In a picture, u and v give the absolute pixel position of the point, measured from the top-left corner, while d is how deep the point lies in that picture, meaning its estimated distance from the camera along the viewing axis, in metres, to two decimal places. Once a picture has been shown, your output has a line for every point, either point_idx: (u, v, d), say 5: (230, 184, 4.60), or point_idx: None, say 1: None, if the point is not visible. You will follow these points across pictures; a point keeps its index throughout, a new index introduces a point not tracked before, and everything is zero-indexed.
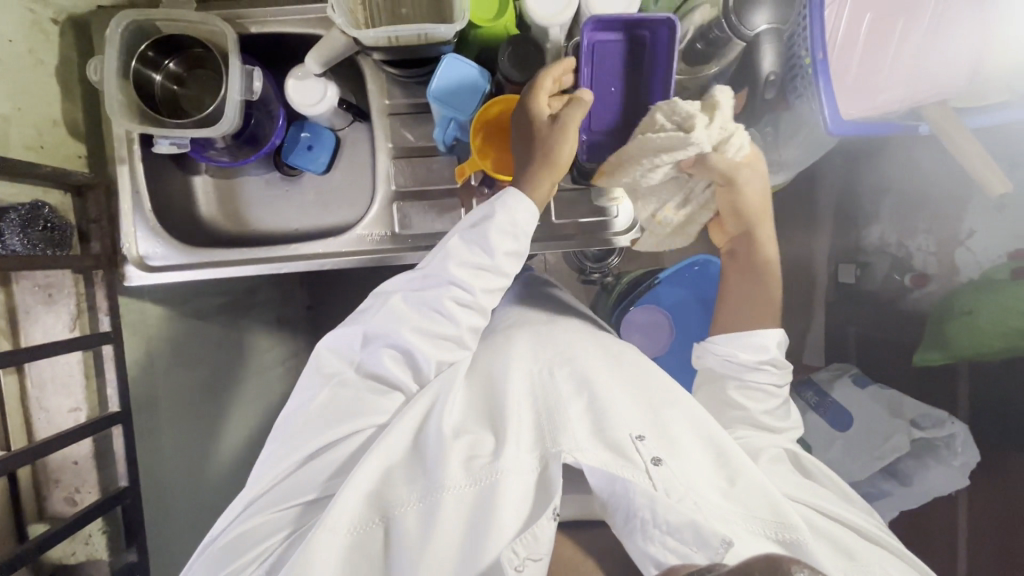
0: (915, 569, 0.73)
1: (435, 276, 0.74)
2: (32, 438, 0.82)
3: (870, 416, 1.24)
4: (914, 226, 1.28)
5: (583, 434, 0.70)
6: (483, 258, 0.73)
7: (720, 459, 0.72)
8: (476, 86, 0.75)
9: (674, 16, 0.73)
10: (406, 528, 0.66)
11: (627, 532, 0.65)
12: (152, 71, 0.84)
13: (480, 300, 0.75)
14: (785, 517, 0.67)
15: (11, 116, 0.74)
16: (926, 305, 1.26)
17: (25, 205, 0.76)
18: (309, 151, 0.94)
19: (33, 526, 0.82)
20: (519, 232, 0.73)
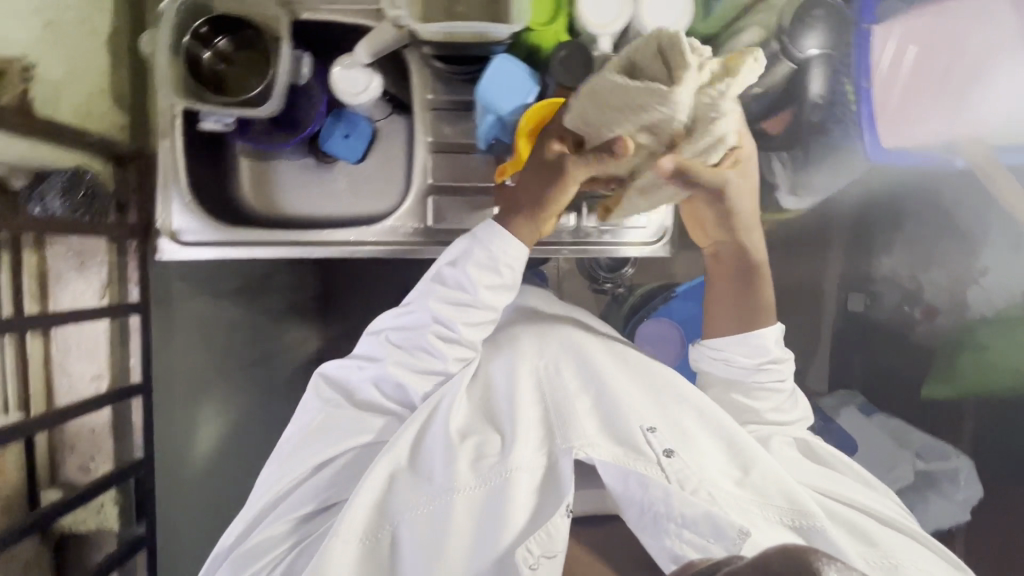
0: (939, 553, 0.74)
1: (418, 312, 0.75)
2: (50, 402, 0.82)
3: (877, 445, 1.23)
4: (927, 261, 1.28)
5: (595, 428, 0.71)
6: (463, 294, 0.73)
7: (730, 450, 0.74)
8: (524, 87, 0.76)
9: None
10: (418, 532, 0.66)
11: (641, 524, 0.67)
12: (202, 49, 0.84)
13: (468, 331, 0.74)
14: (799, 503, 0.69)
15: (64, 82, 0.75)
16: (934, 338, 1.26)
17: (68, 170, 0.78)
18: (345, 140, 0.94)
19: (46, 491, 0.82)
20: (505, 265, 0.72)
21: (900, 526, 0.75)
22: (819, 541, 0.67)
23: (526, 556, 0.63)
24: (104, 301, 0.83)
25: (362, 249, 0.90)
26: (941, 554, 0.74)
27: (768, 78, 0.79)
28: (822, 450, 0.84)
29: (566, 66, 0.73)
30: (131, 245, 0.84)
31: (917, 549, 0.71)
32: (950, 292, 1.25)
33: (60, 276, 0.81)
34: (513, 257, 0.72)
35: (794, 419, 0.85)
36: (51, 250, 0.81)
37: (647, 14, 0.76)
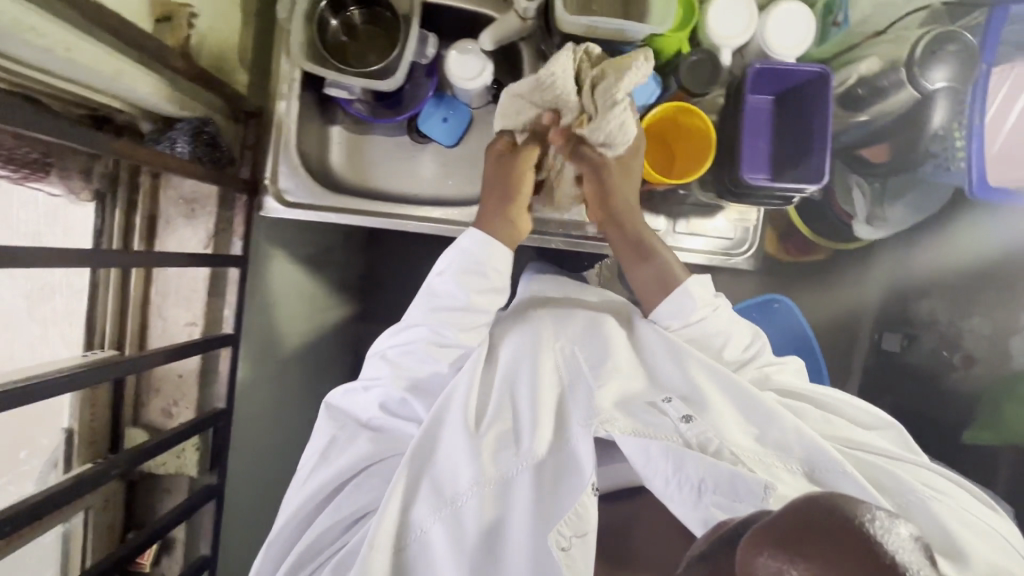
0: (973, 492, 0.69)
1: (416, 325, 0.76)
2: (143, 341, 0.85)
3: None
4: (969, 308, 1.24)
5: (613, 403, 0.67)
6: (456, 298, 0.74)
7: (747, 410, 0.69)
8: (647, 88, 0.79)
9: (829, 69, 0.74)
10: (450, 533, 0.64)
11: (667, 496, 0.59)
12: (330, 17, 0.86)
13: (462, 334, 0.75)
14: (815, 446, 0.64)
15: (207, 34, 0.78)
16: (972, 385, 1.21)
17: (195, 118, 0.78)
18: (444, 123, 0.95)
19: (128, 430, 0.84)
20: (491, 271, 0.75)
21: (909, 458, 0.70)
22: (847, 486, 0.61)
23: (557, 538, 0.58)
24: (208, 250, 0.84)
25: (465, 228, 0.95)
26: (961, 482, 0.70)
27: (880, 106, 0.81)
28: (820, 392, 0.78)
29: (693, 72, 0.76)
30: (240, 199, 0.85)
31: (933, 481, 0.67)
32: (992, 339, 1.22)
33: (170, 221, 0.84)
34: (495, 253, 0.74)
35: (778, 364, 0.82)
36: (164, 196, 0.84)
37: (771, 32, 0.78)
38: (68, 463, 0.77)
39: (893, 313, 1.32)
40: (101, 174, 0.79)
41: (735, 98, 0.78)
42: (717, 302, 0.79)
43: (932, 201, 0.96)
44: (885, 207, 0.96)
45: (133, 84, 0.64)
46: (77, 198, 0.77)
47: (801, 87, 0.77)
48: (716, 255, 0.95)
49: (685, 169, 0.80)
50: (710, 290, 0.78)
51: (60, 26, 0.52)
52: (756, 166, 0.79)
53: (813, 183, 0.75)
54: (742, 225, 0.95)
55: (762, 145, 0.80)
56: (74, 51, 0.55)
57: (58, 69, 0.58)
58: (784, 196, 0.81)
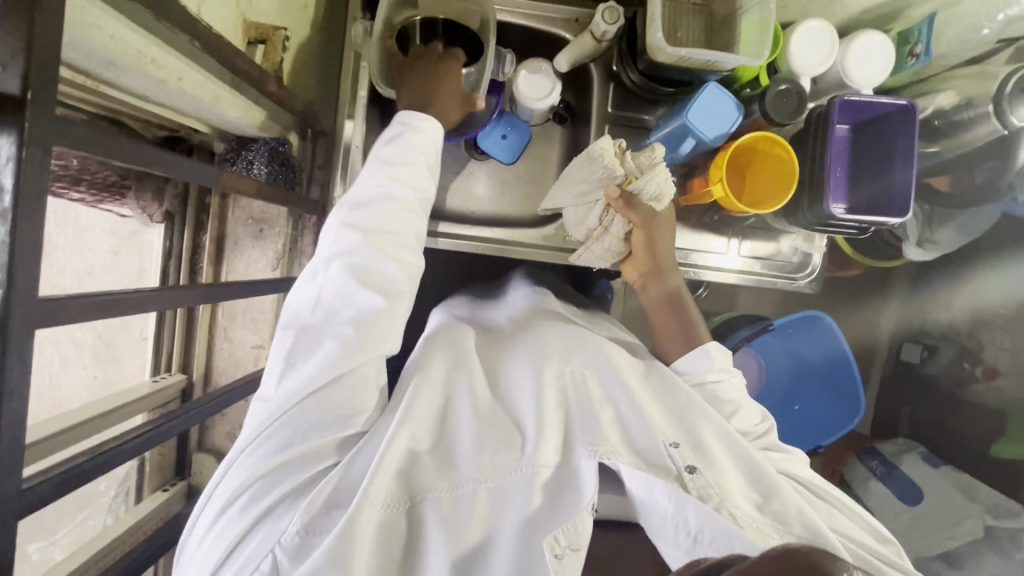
0: None
1: (369, 195, 0.64)
2: (210, 362, 0.85)
3: (942, 494, 1.15)
4: (992, 321, 1.19)
5: (619, 438, 0.60)
6: (407, 166, 0.66)
7: (752, 475, 0.61)
8: (731, 118, 0.76)
9: (913, 103, 0.74)
10: (435, 519, 0.54)
11: (660, 532, 0.57)
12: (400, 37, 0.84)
13: (414, 195, 0.66)
14: (820, 532, 0.56)
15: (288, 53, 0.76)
16: (994, 400, 1.17)
17: (271, 140, 0.78)
18: (501, 140, 0.91)
19: (195, 455, 0.84)
20: (422, 153, 0.67)
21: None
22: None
23: (552, 545, 0.52)
24: (277, 272, 0.83)
25: (538, 254, 0.92)
26: None
27: (954, 139, 0.81)
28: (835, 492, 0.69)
29: (779, 102, 0.75)
30: (310, 220, 0.84)
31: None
32: (1012, 354, 1.16)
33: (238, 242, 0.83)
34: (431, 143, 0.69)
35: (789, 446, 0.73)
36: (232, 216, 0.83)
37: (853, 64, 0.77)
38: (139, 493, 0.79)
39: (913, 325, 1.36)
40: (173, 195, 0.78)
41: (818, 126, 0.78)
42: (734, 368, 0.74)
43: (980, 222, 0.97)
44: (933, 230, 0.98)
45: (227, 110, 0.62)
46: (149, 218, 0.77)
47: (882, 119, 0.77)
48: (780, 279, 0.95)
49: (764, 200, 0.80)
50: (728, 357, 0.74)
51: (179, 61, 0.51)
52: (837, 195, 0.79)
53: (895, 216, 0.76)
54: (805, 251, 0.95)
55: (839, 175, 0.80)
56: (185, 82, 0.54)
57: (159, 97, 0.57)
58: (860, 227, 0.81)
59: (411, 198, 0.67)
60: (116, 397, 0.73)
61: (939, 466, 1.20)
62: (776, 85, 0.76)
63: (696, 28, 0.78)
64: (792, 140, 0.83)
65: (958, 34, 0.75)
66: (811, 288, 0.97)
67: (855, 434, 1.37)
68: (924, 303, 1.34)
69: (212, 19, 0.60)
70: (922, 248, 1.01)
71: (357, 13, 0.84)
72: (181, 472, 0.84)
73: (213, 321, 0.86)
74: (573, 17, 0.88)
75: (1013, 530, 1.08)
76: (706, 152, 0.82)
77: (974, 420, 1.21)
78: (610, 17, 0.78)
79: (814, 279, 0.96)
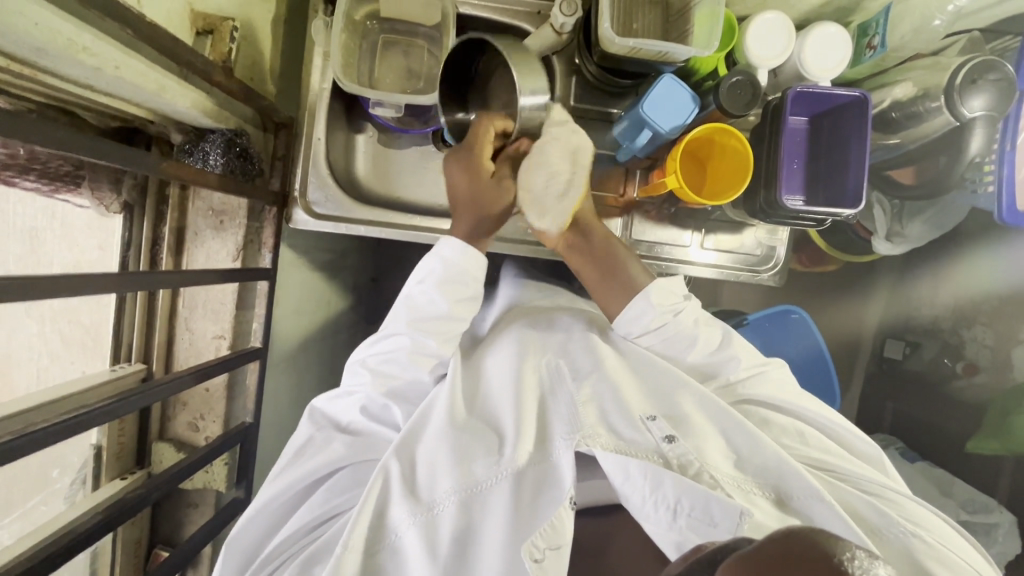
0: (948, 523, 0.64)
1: (395, 334, 0.71)
2: (173, 352, 0.87)
3: (917, 488, 1.15)
4: (973, 317, 1.18)
5: (598, 420, 0.63)
6: (436, 309, 0.69)
7: (731, 435, 0.64)
8: (686, 110, 0.75)
9: (867, 94, 0.75)
10: (416, 542, 0.58)
11: (641, 514, 0.56)
12: (360, 35, 0.87)
13: (442, 345, 0.70)
14: (795, 479, 0.59)
15: (242, 46, 0.77)
16: (972, 397, 1.16)
17: (227, 130, 0.77)
18: None
19: (156, 444, 0.87)
20: (473, 277, 0.70)
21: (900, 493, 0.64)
22: (819, 512, 0.58)
23: (531, 550, 0.53)
24: (236, 262, 0.84)
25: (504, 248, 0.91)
26: (943, 518, 0.64)
27: (911, 130, 0.82)
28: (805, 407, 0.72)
29: (733, 95, 0.75)
30: (271, 211, 0.85)
31: (908, 512, 0.61)
32: (993, 350, 1.14)
33: (198, 233, 0.85)
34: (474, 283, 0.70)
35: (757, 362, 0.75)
36: (192, 207, 0.84)
37: (810, 56, 0.77)
38: (97, 480, 0.81)
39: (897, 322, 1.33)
40: (130, 187, 0.80)
41: (775, 118, 0.78)
42: (678, 304, 0.73)
43: (951, 217, 0.95)
44: (904, 224, 0.97)
45: (175, 100, 0.64)
46: (107, 210, 0.79)
47: (838, 113, 0.78)
48: (743, 271, 0.95)
49: (720, 191, 0.80)
50: (674, 293, 0.74)
51: (105, 44, 0.53)
52: (790, 190, 0.81)
53: (848, 207, 0.76)
54: (769, 244, 0.95)
55: (795, 170, 0.82)
56: (123, 70, 0.56)
57: (100, 84, 0.58)
58: (818, 219, 0.81)
59: (442, 346, 0.70)
60: (75, 383, 0.75)
61: (915, 462, 1.20)
62: (730, 77, 0.75)
63: (654, 22, 0.79)
64: (751, 134, 0.83)
65: (913, 24, 0.74)
66: (775, 281, 0.97)
67: None
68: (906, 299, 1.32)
69: (158, 13, 0.61)
70: (895, 244, 0.99)
71: (317, 5, 0.85)
72: (142, 461, 0.87)
73: (174, 312, 0.88)
74: (535, 10, 0.88)
75: (988, 524, 1.09)
76: (665, 144, 0.81)
77: (951, 416, 1.20)
78: (568, 9, 0.78)
79: (776, 273, 0.97)
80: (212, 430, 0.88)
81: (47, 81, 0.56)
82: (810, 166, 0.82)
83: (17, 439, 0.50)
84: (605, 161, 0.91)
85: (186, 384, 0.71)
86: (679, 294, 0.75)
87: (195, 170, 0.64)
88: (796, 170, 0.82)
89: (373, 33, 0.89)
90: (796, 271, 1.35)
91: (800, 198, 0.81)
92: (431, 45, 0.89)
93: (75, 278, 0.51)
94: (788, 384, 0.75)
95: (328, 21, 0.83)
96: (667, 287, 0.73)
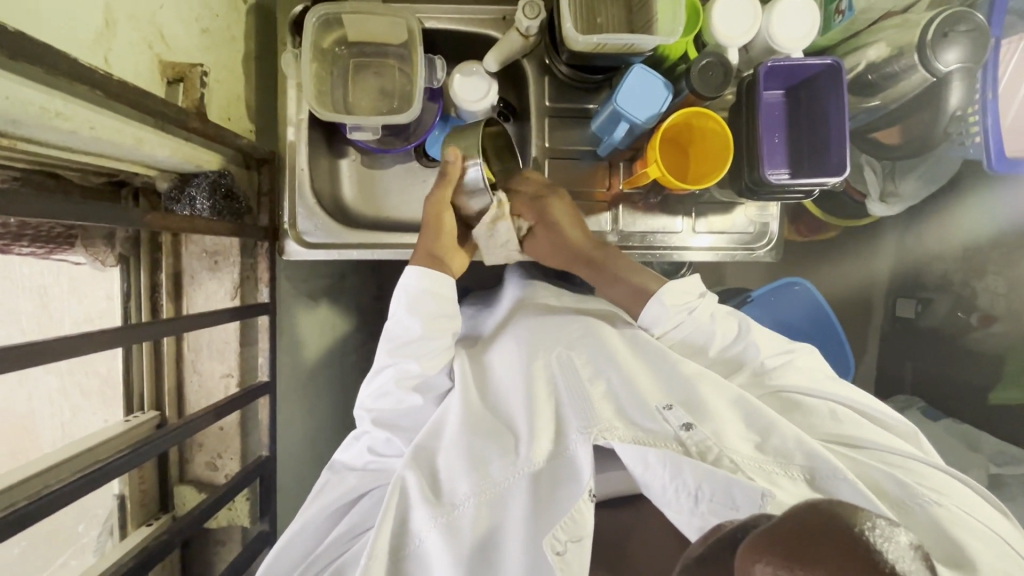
0: (983, 497, 0.63)
1: (379, 367, 0.74)
2: (183, 394, 0.90)
3: (945, 447, 1.14)
4: (983, 266, 1.15)
5: (614, 413, 0.62)
6: (406, 332, 0.72)
7: (747, 417, 0.63)
8: (660, 98, 0.75)
9: (840, 60, 0.75)
10: (440, 544, 0.58)
11: (664, 501, 0.56)
12: (331, 62, 0.88)
13: (424, 365, 0.71)
14: (817, 452, 0.58)
15: (215, 85, 0.78)
16: (989, 347, 1.14)
17: (212, 172, 0.78)
18: None
19: (177, 487, 0.89)
20: (440, 297, 0.73)
21: (926, 465, 0.63)
22: (843, 491, 0.56)
23: (552, 544, 0.54)
24: (235, 301, 0.86)
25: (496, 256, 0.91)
26: (976, 489, 0.64)
27: (891, 90, 0.81)
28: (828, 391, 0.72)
29: (704, 77, 0.75)
30: (263, 246, 0.86)
31: (929, 480, 0.61)
32: (1007, 298, 1.11)
33: (195, 276, 0.86)
34: (442, 300, 0.73)
35: (786, 352, 0.76)
36: (186, 251, 0.86)
37: (778, 30, 0.77)
38: (123, 529, 0.83)
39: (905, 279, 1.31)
40: (124, 239, 0.81)
41: (750, 96, 0.78)
42: (695, 302, 0.76)
43: (943, 171, 0.94)
44: (896, 182, 0.97)
45: (153, 151, 0.65)
46: (102, 264, 0.80)
47: (812, 82, 0.78)
48: (738, 251, 0.95)
49: (704, 174, 0.80)
50: (685, 292, 0.76)
51: (76, 105, 0.54)
52: (774, 164, 0.80)
53: (833, 175, 0.76)
54: (761, 220, 0.95)
55: (776, 143, 0.81)
56: (97, 129, 0.57)
57: (78, 144, 0.59)
58: (805, 191, 0.81)
59: (423, 366, 0.72)
60: (92, 437, 0.77)
61: (939, 419, 1.19)
62: (699, 60, 0.75)
63: (618, 13, 0.79)
64: (728, 114, 0.83)
65: None
66: (772, 257, 0.96)
67: None
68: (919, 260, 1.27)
69: (126, 69, 0.61)
70: (891, 204, 0.98)
71: (285, 38, 0.86)
72: (165, 506, 0.88)
73: (180, 357, 0.89)
74: (499, 16, 0.89)
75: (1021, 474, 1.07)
76: (643, 135, 0.81)
77: (969, 367, 1.19)
78: (531, 12, 0.79)
79: (772, 248, 0.96)
80: (232, 467, 0.90)
81: (24, 148, 0.57)
82: (791, 140, 0.81)
83: (35, 501, 0.51)
84: (588, 156, 0.91)
85: (198, 427, 0.72)
86: (693, 292, 0.77)
87: (183, 219, 0.65)
88: (778, 144, 0.81)
89: (344, 59, 0.90)
90: (795, 242, 1.34)
91: (785, 173, 0.80)
92: (402, 63, 0.90)
93: (69, 340, 0.51)
94: (819, 371, 0.75)
95: (297, 54, 0.84)
96: (679, 288, 0.77)
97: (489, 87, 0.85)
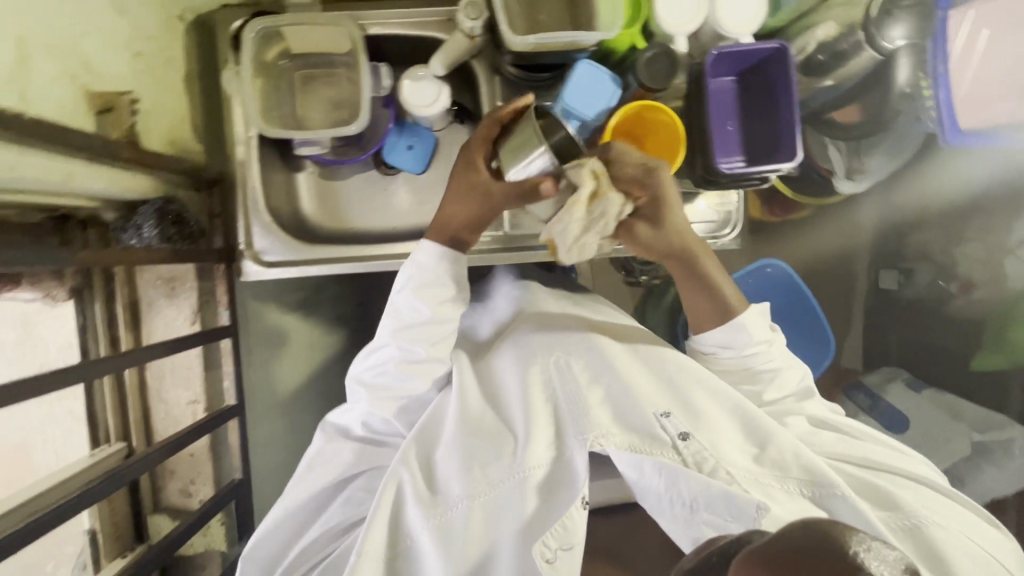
0: (982, 516, 0.63)
1: (381, 346, 0.71)
2: (151, 423, 0.89)
3: (928, 419, 1.13)
4: (962, 234, 1.16)
5: (610, 419, 0.62)
6: (417, 314, 0.68)
7: (746, 425, 0.63)
8: (607, 93, 0.74)
9: (786, 43, 0.73)
10: (433, 546, 0.58)
11: (659, 510, 0.57)
12: (275, 76, 0.86)
13: (436, 349, 0.70)
14: (816, 466, 0.58)
15: (153, 111, 0.77)
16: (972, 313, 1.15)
17: (157, 199, 0.77)
18: (408, 151, 0.90)
19: (152, 517, 0.89)
20: (452, 279, 0.69)
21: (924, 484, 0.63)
22: (838, 507, 0.56)
23: (542, 551, 0.55)
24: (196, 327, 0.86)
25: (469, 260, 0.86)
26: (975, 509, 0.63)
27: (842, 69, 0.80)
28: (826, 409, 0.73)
29: (651, 69, 0.74)
30: (219, 269, 0.85)
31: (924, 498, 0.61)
32: (985, 262, 1.12)
33: (153, 303, 0.86)
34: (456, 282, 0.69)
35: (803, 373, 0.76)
36: (141, 280, 0.86)
37: (725, 16, 0.75)
38: (98, 563, 0.83)
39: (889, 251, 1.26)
40: (73, 273, 0.79)
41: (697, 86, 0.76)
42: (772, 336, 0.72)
43: (904, 144, 0.93)
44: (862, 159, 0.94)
45: (85, 185, 0.64)
46: (54, 299, 0.79)
47: (762, 66, 0.76)
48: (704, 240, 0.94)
49: None
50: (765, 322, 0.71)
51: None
52: (727, 153, 0.79)
53: (786, 161, 0.75)
54: (724, 208, 0.94)
55: (730, 132, 0.80)
56: (17, 169, 0.55)
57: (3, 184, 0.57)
58: (761, 178, 0.80)
59: (431, 353, 0.69)
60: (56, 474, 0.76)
61: (923, 391, 1.17)
62: (644, 53, 0.74)
63: (560, 10, 0.78)
64: (680, 105, 0.81)
65: None
66: (738, 244, 0.96)
67: (834, 373, 1.30)
68: (899, 234, 1.24)
69: (49, 104, 0.60)
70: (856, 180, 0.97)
71: (226, 55, 0.84)
72: (141, 536, 0.88)
73: (144, 387, 0.89)
74: (444, 17, 0.87)
75: (1003, 440, 1.07)
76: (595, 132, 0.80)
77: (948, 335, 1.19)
78: (472, 12, 0.77)
79: (736, 236, 0.95)
80: (205, 493, 0.90)
81: None
82: (744, 126, 0.80)
83: None
84: None
85: (160, 457, 0.71)
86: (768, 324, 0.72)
87: (121, 253, 0.64)
88: (731, 132, 0.80)
89: (289, 72, 0.88)
90: None
91: (740, 161, 0.79)
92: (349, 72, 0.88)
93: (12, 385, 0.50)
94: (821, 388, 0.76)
95: (238, 71, 0.82)
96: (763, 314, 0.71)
97: (443, 91, 0.83)
